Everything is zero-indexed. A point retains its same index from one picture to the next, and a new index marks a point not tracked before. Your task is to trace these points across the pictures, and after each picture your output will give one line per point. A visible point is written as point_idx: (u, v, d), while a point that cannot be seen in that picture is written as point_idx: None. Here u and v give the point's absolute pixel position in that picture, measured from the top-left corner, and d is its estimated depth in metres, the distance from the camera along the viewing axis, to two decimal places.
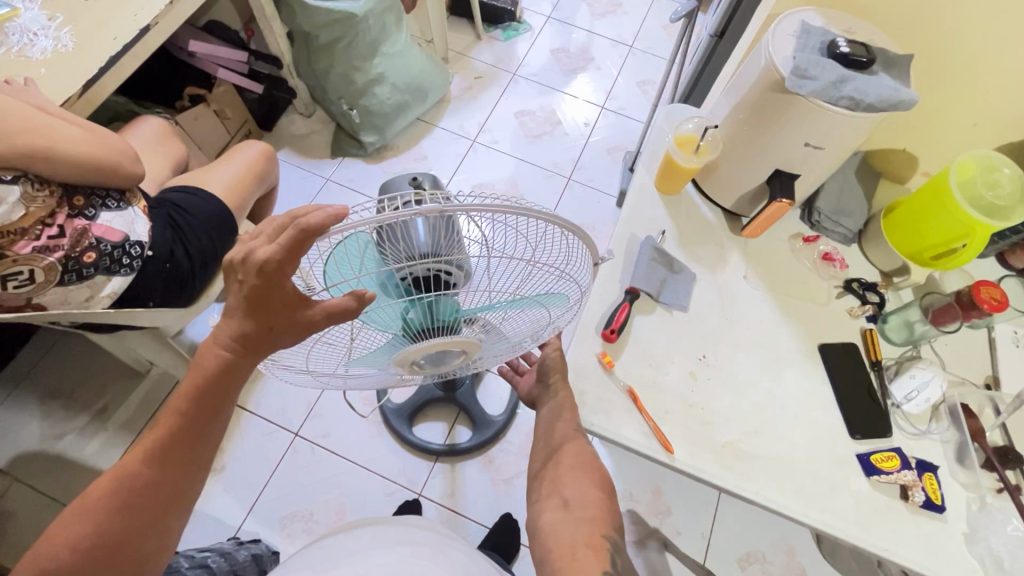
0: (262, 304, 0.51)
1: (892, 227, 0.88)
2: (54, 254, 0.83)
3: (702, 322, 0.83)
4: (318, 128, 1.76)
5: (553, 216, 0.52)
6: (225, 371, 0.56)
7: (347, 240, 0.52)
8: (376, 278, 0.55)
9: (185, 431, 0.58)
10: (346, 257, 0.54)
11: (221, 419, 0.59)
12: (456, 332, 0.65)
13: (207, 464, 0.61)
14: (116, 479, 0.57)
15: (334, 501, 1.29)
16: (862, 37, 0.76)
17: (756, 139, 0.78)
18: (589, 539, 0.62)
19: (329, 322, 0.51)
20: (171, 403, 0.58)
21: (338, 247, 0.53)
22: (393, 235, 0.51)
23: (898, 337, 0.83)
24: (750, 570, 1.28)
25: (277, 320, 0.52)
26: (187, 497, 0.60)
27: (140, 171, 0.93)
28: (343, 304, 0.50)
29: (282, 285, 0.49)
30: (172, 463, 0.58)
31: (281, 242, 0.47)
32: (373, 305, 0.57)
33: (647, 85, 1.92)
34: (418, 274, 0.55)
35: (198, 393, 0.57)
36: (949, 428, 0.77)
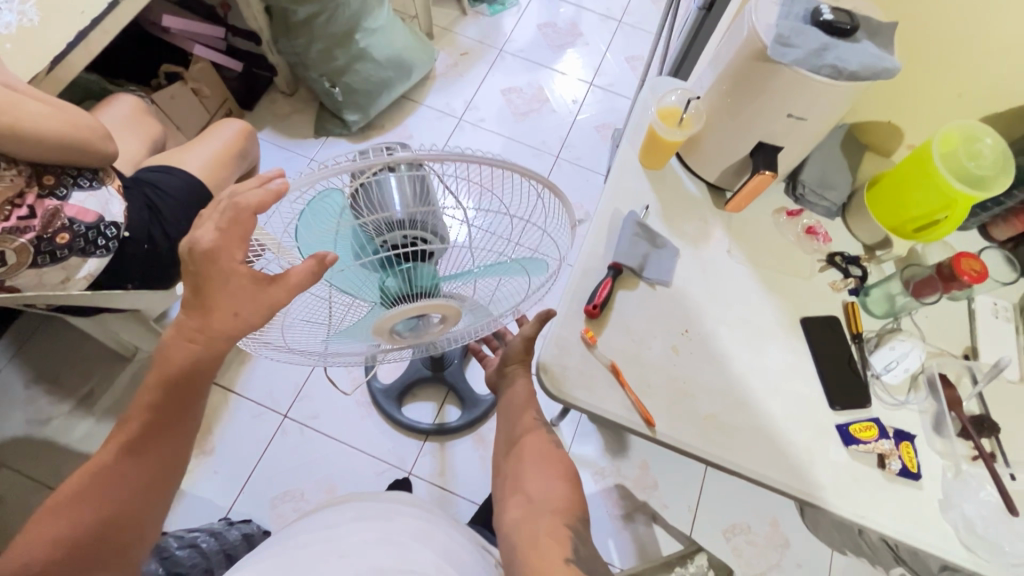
0: (219, 290, 0.50)
1: (876, 200, 0.88)
2: (25, 235, 0.81)
3: (686, 296, 0.82)
4: (301, 107, 1.72)
5: (527, 170, 0.51)
6: (193, 360, 0.55)
7: (323, 191, 0.50)
8: (350, 235, 0.53)
9: (160, 419, 0.58)
10: (320, 213, 0.52)
11: (194, 406, 0.59)
12: (435, 299, 0.63)
13: (186, 454, 0.61)
14: (91, 474, 0.56)
15: (324, 481, 1.29)
16: (846, 5, 0.74)
17: (739, 109, 0.77)
18: (553, 527, 0.63)
19: (291, 296, 0.51)
20: (143, 393, 0.57)
21: (311, 203, 0.51)
22: (367, 192, 0.51)
23: (880, 310, 0.84)
24: (735, 540, 1.31)
25: (241, 303, 0.51)
26: (168, 487, 0.60)
27: (113, 149, 0.90)
28: (303, 273, 0.50)
29: (235, 269, 0.50)
30: (148, 453, 0.58)
31: (221, 226, 0.48)
32: (348, 267, 0.56)
33: (636, 60, 1.89)
34: (392, 238, 0.53)
35: (168, 382, 0.56)
36: (927, 398, 0.78)
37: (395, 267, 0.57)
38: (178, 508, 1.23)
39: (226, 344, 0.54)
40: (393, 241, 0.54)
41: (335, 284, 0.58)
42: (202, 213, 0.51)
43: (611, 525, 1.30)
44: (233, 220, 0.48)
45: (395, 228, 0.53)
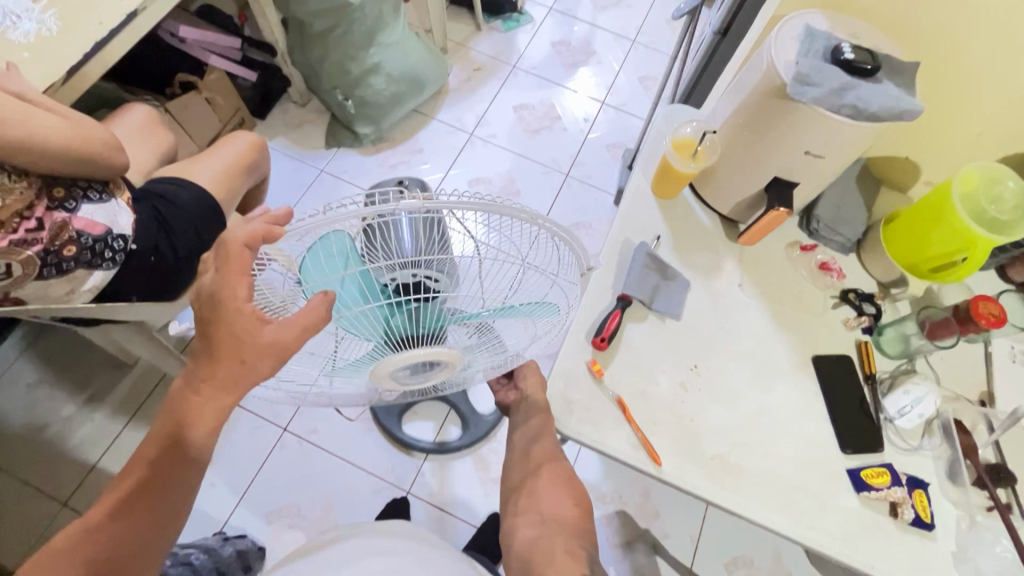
0: (225, 336, 0.50)
1: (893, 237, 0.86)
2: (32, 248, 0.81)
3: (696, 330, 0.81)
4: (313, 118, 1.72)
5: (540, 218, 0.51)
6: (194, 416, 0.54)
7: (329, 234, 0.50)
8: (358, 278, 0.52)
9: (152, 481, 0.56)
10: (325, 257, 0.51)
11: (187, 470, 0.57)
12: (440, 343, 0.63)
13: (180, 516, 0.59)
14: (79, 535, 0.55)
15: (322, 497, 1.28)
16: (867, 42, 0.73)
17: (755, 145, 0.77)
18: (569, 546, 0.63)
19: (300, 334, 0.49)
20: (142, 450, 0.56)
21: (316, 245, 0.51)
22: (378, 234, 0.50)
23: (893, 351, 0.82)
24: (737, 573, 1.28)
25: (243, 349, 0.50)
26: (157, 553, 0.57)
27: (124, 161, 0.90)
28: (308, 316, 0.49)
29: (239, 308, 0.49)
30: (137, 515, 0.56)
31: (225, 262, 0.48)
32: (354, 309, 0.55)
33: (648, 80, 1.89)
34: (401, 277, 0.53)
35: (164, 440, 0.56)
36: (941, 444, 0.76)
37: (402, 306, 0.56)
38: None
39: (230, 395, 0.53)
40: (401, 280, 0.53)
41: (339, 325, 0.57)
42: (205, 259, 0.51)
43: (611, 553, 1.27)
44: (226, 256, 0.48)
45: (404, 267, 0.52)
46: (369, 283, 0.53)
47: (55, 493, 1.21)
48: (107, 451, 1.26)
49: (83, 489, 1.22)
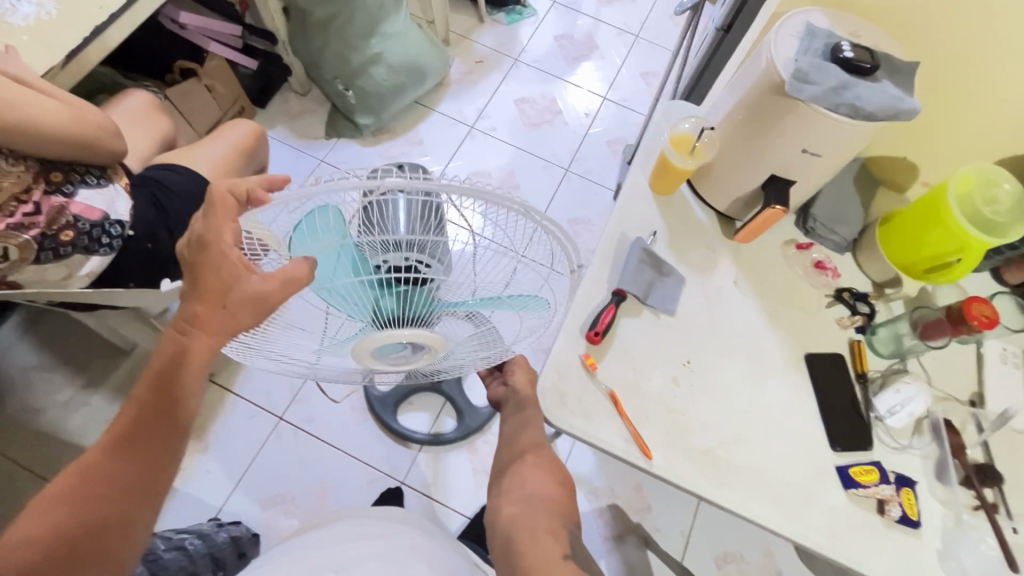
0: (207, 281, 0.51)
1: (888, 237, 0.87)
2: (29, 232, 0.81)
3: (689, 326, 0.81)
4: (313, 108, 1.72)
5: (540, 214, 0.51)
6: (184, 354, 0.55)
7: (319, 207, 0.51)
8: (352, 251, 0.53)
9: (147, 418, 0.57)
10: (315, 229, 0.52)
11: (182, 407, 0.58)
12: (427, 326, 0.62)
13: (177, 455, 0.59)
14: (75, 475, 0.55)
15: (317, 485, 1.29)
16: (867, 41, 0.73)
17: (754, 141, 0.76)
18: (550, 526, 0.65)
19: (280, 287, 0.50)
20: (135, 391, 0.57)
21: (310, 214, 0.52)
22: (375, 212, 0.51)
23: (885, 350, 0.83)
24: (727, 569, 1.29)
25: (225, 294, 0.52)
26: (157, 492, 0.57)
27: (122, 147, 0.90)
28: (290, 272, 0.50)
29: (224, 252, 0.50)
30: (133, 453, 0.56)
31: (213, 210, 0.50)
32: (341, 285, 0.55)
33: (650, 76, 1.88)
34: (392, 259, 0.53)
35: (156, 379, 0.57)
36: (930, 444, 0.77)
37: (391, 288, 0.56)
38: (169, 506, 1.23)
39: (216, 337, 0.54)
40: (393, 262, 0.53)
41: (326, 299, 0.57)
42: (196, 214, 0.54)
43: (602, 546, 1.29)
44: (210, 205, 0.50)
45: (396, 249, 0.52)
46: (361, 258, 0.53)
47: (51, 477, 1.22)
48: None
49: None
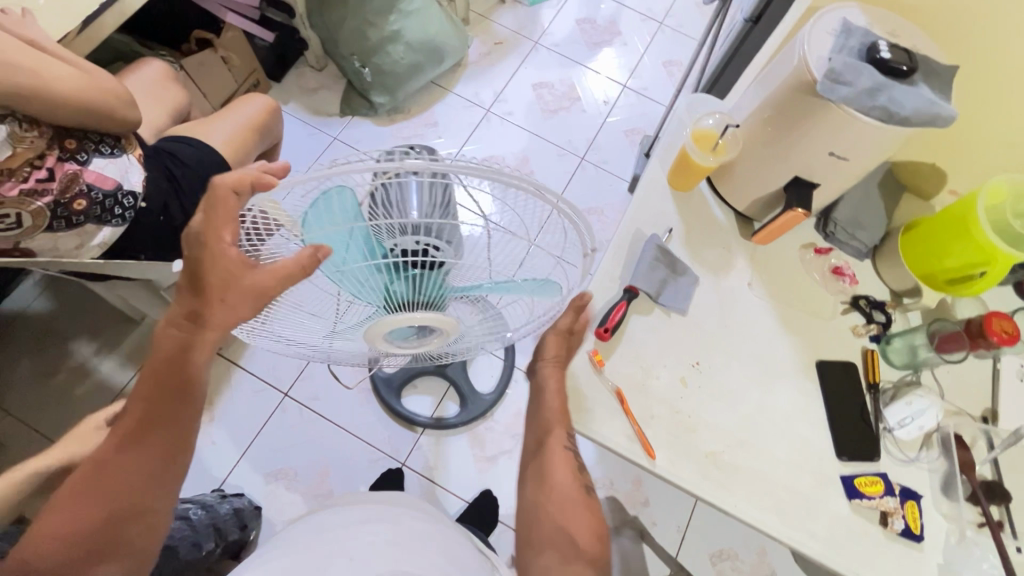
0: (206, 276, 0.50)
1: (909, 246, 0.85)
2: (42, 199, 0.81)
3: (701, 327, 0.80)
4: (329, 84, 1.69)
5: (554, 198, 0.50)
6: (190, 348, 0.55)
7: (336, 188, 0.48)
8: (363, 236, 0.51)
9: (153, 413, 0.56)
10: (330, 210, 0.50)
11: (189, 400, 0.57)
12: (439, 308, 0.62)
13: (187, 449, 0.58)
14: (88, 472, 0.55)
15: (319, 462, 1.30)
16: (906, 42, 0.70)
17: (779, 140, 0.74)
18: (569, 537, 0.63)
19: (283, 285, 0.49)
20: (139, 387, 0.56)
21: (325, 195, 0.49)
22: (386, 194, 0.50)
23: (899, 361, 0.81)
24: (720, 566, 1.30)
25: (225, 289, 0.50)
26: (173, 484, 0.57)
27: (135, 117, 0.89)
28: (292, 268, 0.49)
29: (224, 250, 0.49)
30: (148, 447, 0.55)
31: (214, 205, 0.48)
32: (354, 268, 0.54)
33: (673, 65, 1.84)
34: (404, 243, 0.52)
35: (160, 374, 0.55)
36: (939, 458, 0.76)
37: (404, 272, 0.55)
38: None
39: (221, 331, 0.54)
40: (405, 245, 0.52)
41: (339, 285, 0.56)
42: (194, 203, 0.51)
43: None
44: (212, 198, 0.48)
45: (408, 233, 0.51)
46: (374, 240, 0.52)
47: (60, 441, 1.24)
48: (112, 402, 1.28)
49: None
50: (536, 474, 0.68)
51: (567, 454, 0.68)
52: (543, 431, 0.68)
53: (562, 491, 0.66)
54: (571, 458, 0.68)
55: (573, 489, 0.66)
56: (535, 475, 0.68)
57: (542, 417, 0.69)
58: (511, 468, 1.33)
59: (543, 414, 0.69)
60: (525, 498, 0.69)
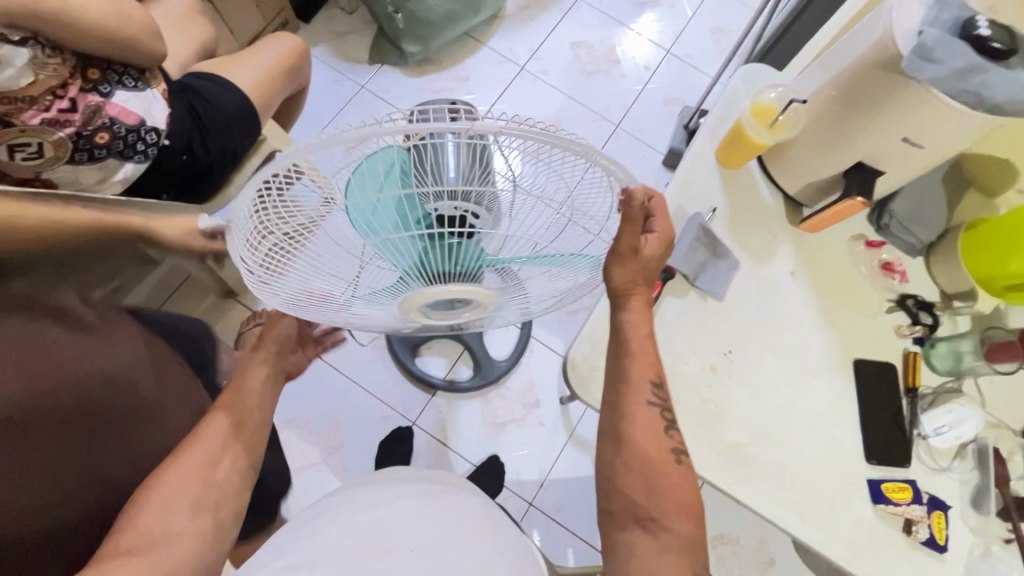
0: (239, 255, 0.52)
1: (970, 247, 0.78)
2: (64, 129, 0.77)
3: (736, 314, 0.77)
4: (358, 29, 1.62)
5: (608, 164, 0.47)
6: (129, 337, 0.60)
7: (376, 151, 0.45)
8: (399, 197, 0.47)
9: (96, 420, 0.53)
10: (371, 173, 0.47)
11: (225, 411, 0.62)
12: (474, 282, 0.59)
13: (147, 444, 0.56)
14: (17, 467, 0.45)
15: (331, 415, 1.31)
16: (1004, 19, 0.63)
17: (847, 121, 0.68)
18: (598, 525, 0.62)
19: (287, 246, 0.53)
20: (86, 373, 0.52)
21: (365, 159, 0.46)
22: (422, 158, 0.44)
23: (942, 366, 0.77)
24: (720, 549, 1.30)
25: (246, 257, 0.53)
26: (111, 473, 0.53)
27: (163, 50, 0.85)
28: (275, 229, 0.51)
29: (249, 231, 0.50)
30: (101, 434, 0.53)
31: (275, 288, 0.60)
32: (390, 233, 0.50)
33: (721, 32, 1.73)
34: (445, 209, 0.48)
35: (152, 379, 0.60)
36: (972, 469, 0.73)
37: (440, 241, 0.51)
38: None
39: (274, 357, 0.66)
40: (442, 211, 0.48)
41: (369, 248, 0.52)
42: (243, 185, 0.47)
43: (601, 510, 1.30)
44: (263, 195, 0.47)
45: (447, 199, 0.47)
46: (409, 201, 0.47)
47: None
48: None
49: None
50: (612, 429, 0.62)
51: (652, 413, 0.62)
52: (626, 391, 0.62)
53: (634, 463, 0.61)
54: (659, 419, 0.62)
55: (662, 455, 0.61)
56: (613, 436, 0.62)
57: (623, 373, 0.62)
58: (521, 436, 1.33)
59: (619, 379, 0.63)
60: (601, 459, 0.63)
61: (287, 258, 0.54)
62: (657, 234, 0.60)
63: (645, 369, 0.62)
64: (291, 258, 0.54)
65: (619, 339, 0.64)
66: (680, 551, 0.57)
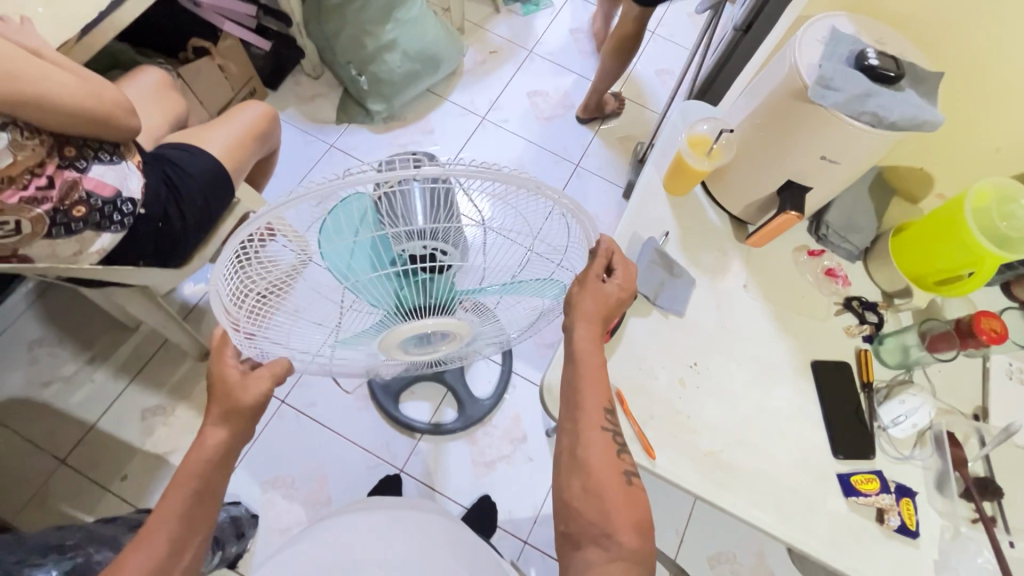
0: (240, 298, 0.54)
1: (900, 248, 0.86)
2: (42, 206, 0.80)
3: (698, 329, 0.82)
4: (325, 92, 1.70)
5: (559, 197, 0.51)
6: None
7: (351, 197, 0.47)
8: (370, 243, 0.50)
9: None
10: (344, 220, 0.49)
11: None
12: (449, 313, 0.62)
13: None
14: None
15: (317, 470, 1.29)
16: (892, 49, 0.73)
17: (772, 146, 0.76)
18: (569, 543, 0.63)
19: (270, 280, 0.54)
20: None
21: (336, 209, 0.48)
22: (389, 205, 0.48)
23: (892, 361, 0.83)
24: (719, 569, 1.30)
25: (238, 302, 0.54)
26: None
27: (137, 125, 0.89)
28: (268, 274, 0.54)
29: (243, 269, 0.52)
30: None
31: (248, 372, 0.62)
32: (366, 274, 0.53)
33: (665, 74, 1.87)
34: (412, 248, 0.52)
35: None
36: (932, 455, 0.77)
37: (411, 276, 0.55)
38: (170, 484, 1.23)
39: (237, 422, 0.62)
40: (411, 250, 0.52)
41: (347, 291, 0.55)
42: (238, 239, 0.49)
43: None
44: None
45: (414, 238, 0.51)
46: (377, 247, 0.51)
47: (54, 450, 1.23)
48: (107, 411, 1.27)
49: (82, 449, 1.24)
50: (571, 456, 0.63)
51: (605, 437, 0.63)
52: (581, 415, 0.63)
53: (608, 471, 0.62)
54: (612, 444, 0.63)
55: (613, 479, 0.62)
56: (571, 461, 0.63)
57: (576, 398, 0.64)
58: (510, 473, 1.33)
59: (577, 391, 0.64)
60: (559, 487, 0.64)
61: (269, 307, 0.57)
62: (619, 280, 0.66)
63: (599, 396, 0.64)
64: (270, 308, 0.57)
65: (571, 366, 0.65)
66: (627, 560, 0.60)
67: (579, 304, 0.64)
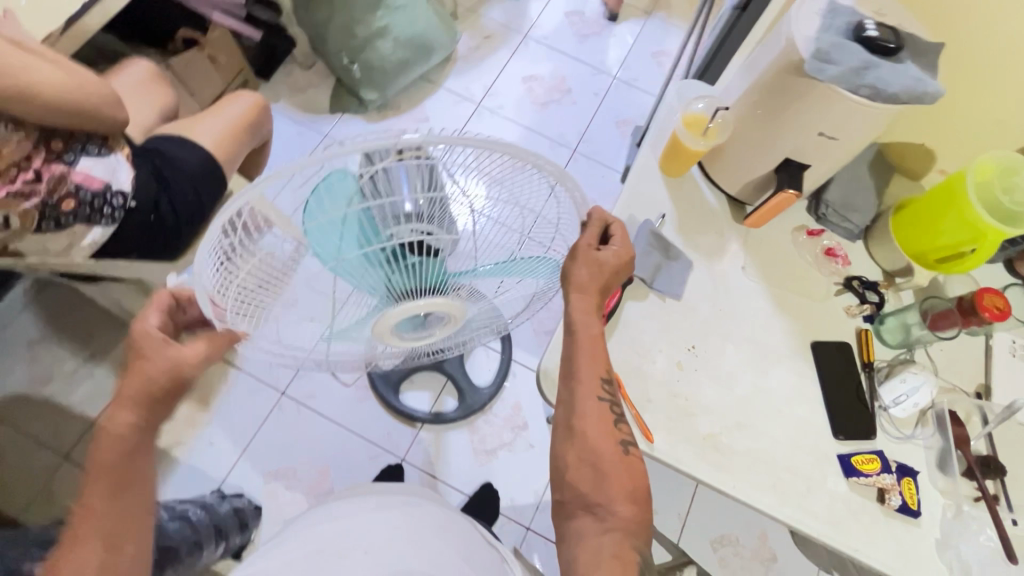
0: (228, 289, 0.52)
1: (901, 226, 0.85)
2: (30, 200, 0.80)
3: (696, 311, 0.81)
4: (317, 81, 1.68)
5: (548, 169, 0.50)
6: None
7: (332, 173, 0.47)
8: (357, 224, 0.49)
9: None
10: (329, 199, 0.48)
11: None
12: (444, 296, 0.61)
13: None
14: None
15: (318, 461, 1.30)
16: (892, 21, 0.71)
17: (768, 124, 0.75)
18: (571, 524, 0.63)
19: (258, 269, 0.53)
20: None
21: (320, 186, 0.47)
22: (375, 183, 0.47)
23: (893, 340, 0.81)
24: (722, 552, 1.30)
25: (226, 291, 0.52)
26: None
27: (125, 117, 0.88)
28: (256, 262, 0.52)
29: (230, 258, 0.51)
30: None
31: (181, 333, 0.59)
32: (356, 257, 0.51)
33: (661, 55, 1.84)
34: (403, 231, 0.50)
35: None
36: (934, 434, 0.77)
37: (402, 260, 0.54)
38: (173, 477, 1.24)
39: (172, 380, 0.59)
40: (400, 234, 0.51)
41: (337, 276, 0.54)
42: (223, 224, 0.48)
43: None
44: None
45: (405, 220, 0.50)
46: (365, 228, 0.50)
47: (57, 446, 1.24)
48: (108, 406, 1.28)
49: (84, 443, 1.24)
50: (567, 425, 0.63)
51: (601, 407, 0.63)
52: (576, 386, 0.63)
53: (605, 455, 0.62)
54: (608, 412, 0.63)
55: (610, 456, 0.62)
56: (568, 432, 0.63)
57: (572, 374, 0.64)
58: (511, 460, 1.33)
59: (572, 368, 0.64)
60: (555, 453, 0.64)
61: (259, 298, 0.55)
62: (616, 246, 0.63)
63: (595, 367, 0.63)
64: (260, 298, 0.55)
65: (569, 336, 0.64)
66: (624, 532, 0.60)
67: (573, 273, 0.63)
